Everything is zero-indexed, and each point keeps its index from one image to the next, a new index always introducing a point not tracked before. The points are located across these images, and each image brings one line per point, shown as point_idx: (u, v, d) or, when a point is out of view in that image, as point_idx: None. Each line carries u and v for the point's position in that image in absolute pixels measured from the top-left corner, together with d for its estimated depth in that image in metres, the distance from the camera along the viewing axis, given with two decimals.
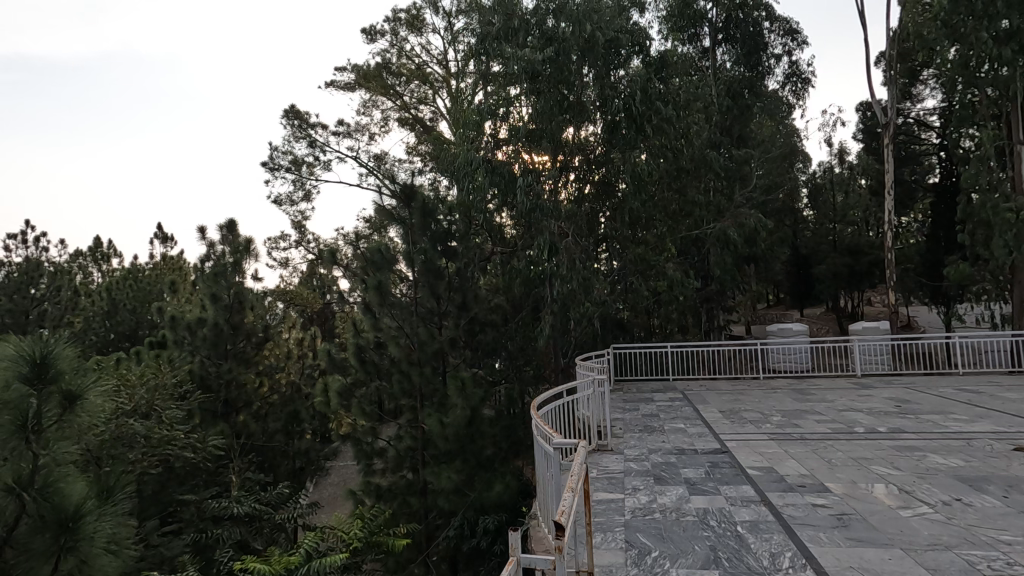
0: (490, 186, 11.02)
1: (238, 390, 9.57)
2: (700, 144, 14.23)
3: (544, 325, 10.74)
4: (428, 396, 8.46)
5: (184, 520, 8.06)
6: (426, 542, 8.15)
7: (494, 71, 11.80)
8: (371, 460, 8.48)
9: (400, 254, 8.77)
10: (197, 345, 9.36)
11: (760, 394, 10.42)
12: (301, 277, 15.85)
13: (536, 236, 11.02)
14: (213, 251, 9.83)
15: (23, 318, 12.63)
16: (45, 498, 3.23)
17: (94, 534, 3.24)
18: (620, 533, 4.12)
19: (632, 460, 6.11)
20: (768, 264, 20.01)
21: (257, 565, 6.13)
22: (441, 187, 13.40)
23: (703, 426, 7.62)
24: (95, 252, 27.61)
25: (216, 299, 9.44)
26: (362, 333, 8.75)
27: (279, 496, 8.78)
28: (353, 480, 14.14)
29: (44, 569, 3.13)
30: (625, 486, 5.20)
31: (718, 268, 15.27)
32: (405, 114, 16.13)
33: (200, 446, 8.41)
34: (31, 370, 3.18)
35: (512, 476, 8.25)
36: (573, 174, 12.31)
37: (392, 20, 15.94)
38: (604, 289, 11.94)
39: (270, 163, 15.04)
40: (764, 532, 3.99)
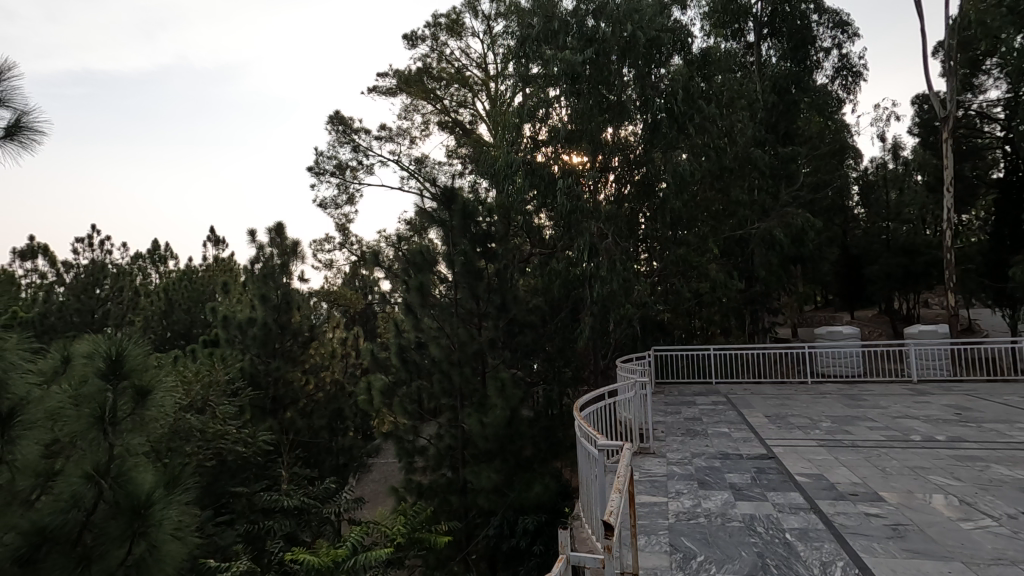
0: (530, 187, 11.13)
1: (286, 388, 9.97)
2: (745, 142, 13.91)
3: (584, 326, 10.69)
4: (467, 396, 8.55)
5: (237, 511, 8.44)
6: (466, 540, 8.25)
7: (534, 74, 11.85)
8: (413, 458, 8.68)
9: (440, 255, 8.92)
10: (248, 344, 9.77)
11: (809, 399, 10.08)
12: (345, 278, 16.26)
13: (576, 237, 11.08)
14: (262, 253, 10.27)
15: (89, 317, 13.41)
16: (120, 485, 3.44)
17: (163, 520, 3.47)
18: (664, 536, 4.10)
19: (674, 463, 6.03)
20: (817, 264, 19.33)
21: (306, 557, 6.31)
22: (480, 189, 13.55)
23: (748, 431, 7.47)
24: (153, 254, 29.17)
25: (265, 299, 9.82)
26: (404, 333, 8.97)
27: (327, 491, 9.13)
28: (394, 477, 14.44)
29: (119, 553, 3.36)
30: (669, 489, 5.15)
31: (763, 270, 14.90)
32: (445, 117, 16.37)
33: (251, 441, 8.78)
34: (106, 366, 3.48)
35: (551, 477, 8.30)
36: (613, 174, 12.19)
37: (433, 26, 16.22)
38: (644, 291, 11.87)
39: (315, 168, 15.57)
40: (814, 540, 3.90)
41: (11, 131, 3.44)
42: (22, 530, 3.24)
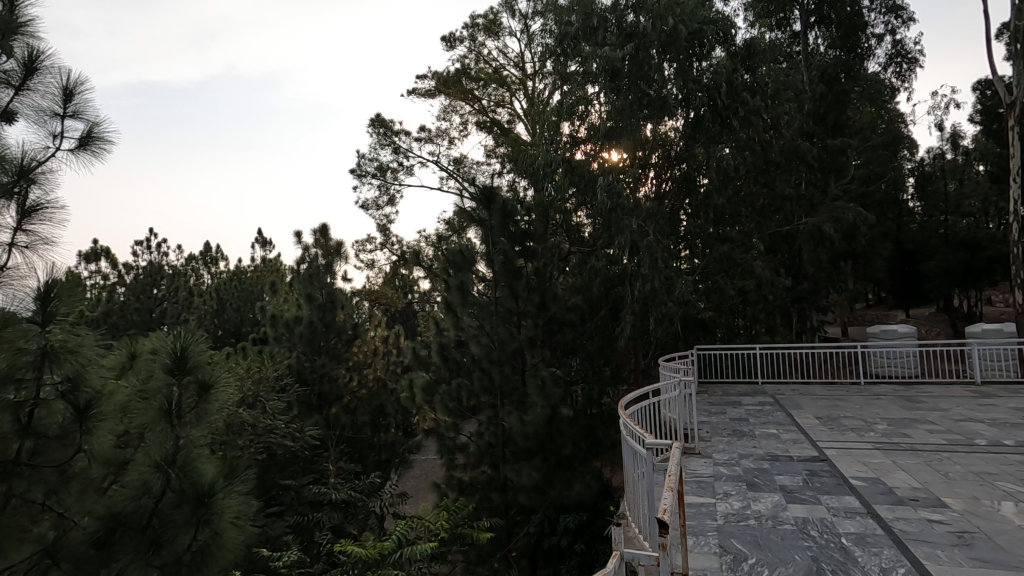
0: (569, 186, 11.10)
1: (331, 384, 10.25)
2: (791, 134, 13.47)
3: (625, 324, 10.55)
4: (507, 394, 8.57)
5: (286, 503, 8.75)
6: (506, 537, 8.32)
7: (572, 71, 11.78)
8: (454, 455, 8.79)
9: (480, 255, 8.96)
10: (295, 342, 10.11)
11: (862, 401, 9.70)
12: (386, 277, 16.55)
13: (616, 234, 10.99)
14: (307, 253, 10.63)
15: (148, 316, 14.16)
16: (185, 476, 3.61)
17: (224, 509, 3.62)
18: (713, 537, 4.04)
19: (721, 464, 5.91)
20: (869, 261, 18.51)
21: (354, 549, 6.49)
22: (519, 188, 13.60)
23: (798, 432, 7.26)
24: (206, 255, 30.50)
25: (311, 299, 10.12)
26: (445, 332, 9.09)
27: (372, 486, 9.32)
28: (435, 474, 14.66)
29: (185, 540, 3.53)
30: (716, 490, 5.06)
31: (812, 267, 14.39)
32: (483, 117, 16.48)
33: (298, 436, 9.08)
34: (172, 362, 3.69)
35: (591, 476, 8.28)
36: (653, 170, 12.14)
37: (470, 27, 16.34)
38: (686, 289, 11.68)
39: (358, 170, 15.96)
40: (872, 546, 3.77)
41: (85, 141, 3.70)
42: (99, 515, 3.46)
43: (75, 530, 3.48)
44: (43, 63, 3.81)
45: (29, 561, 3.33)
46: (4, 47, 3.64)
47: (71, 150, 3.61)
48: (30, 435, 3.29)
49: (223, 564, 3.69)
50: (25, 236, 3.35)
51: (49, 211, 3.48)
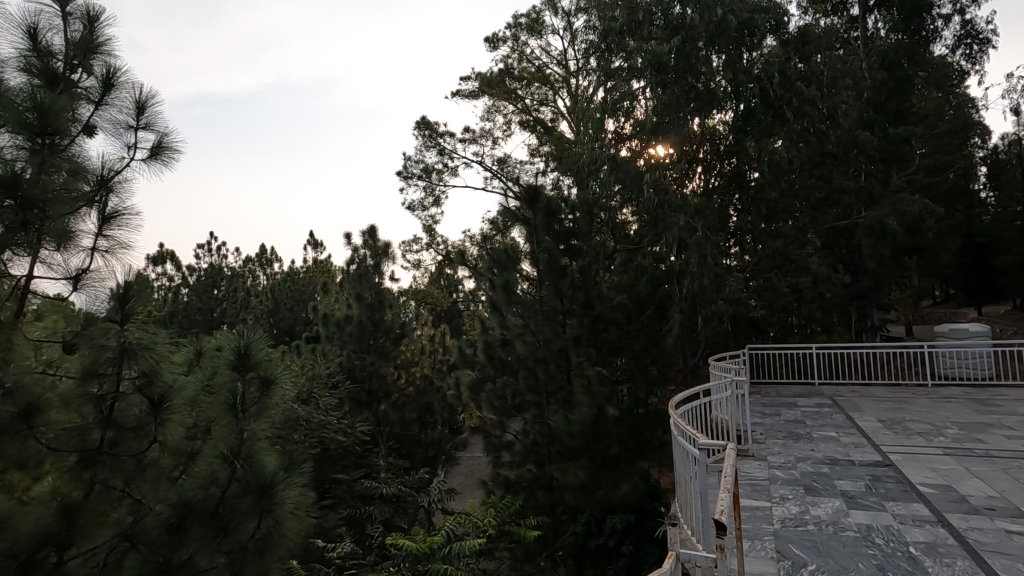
0: (614, 183, 10.97)
1: (380, 381, 10.51)
2: (849, 124, 12.86)
3: (673, 323, 10.33)
4: (553, 393, 8.56)
5: (338, 496, 9.05)
6: (553, 536, 8.33)
7: (617, 67, 11.65)
8: (499, 453, 8.86)
9: (524, 254, 8.98)
10: (345, 340, 10.44)
11: (929, 404, 9.16)
12: (431, 277, 16.81)
13: (663, 231, 10.80)
14: (356, 254, 10.95)
15: (209, 315, 14.93)
16: (248, 467, 3.80)
17: (285, 499, 3.79)
18: (769, 541, 3.93)
19: (777, 467, 5.71)
20: (936, 256, 17.44)
21: (404, 542, 6.65)
22: (563, 186, 13.55)
23: (859, 436, 6.94)
24: (261, 258, 31.84)
25: (360, 299, 10.43)
26: (490, 331, 9.16)
27: (421, 481, 9.46)
28: (481, 471, 14.79)
29: (249, 528, 3.72)
30: (772, 494, 4.90)
31: (872, 262, 13.70)
32: (526, 116, 16.49)
33: (349, 431, 9.38)
34: (236, 359, 3.90)
35: (639, 477, 8.18)
36: (701, 166, 11.86)
37: (513, 26, 16.38)
38: (737, 287, 11.35)
39: (404, 172, 16.29)
40: (944, 556, 3.57)
41: (157, 150, 3.94)
42: (171, 502, 3.68)
43: (150, 515, 3.69)
44: (119, 79, 4.09)
45: (110, 543, 3.54)
46: (85, 65, 3.93)
47: (144, 159, 3.86)
48: (110, 425, 3.53)
49: (283, 552, 3.86)
50: (105, 241, 3.61)
51: (125, 217, 3.73)
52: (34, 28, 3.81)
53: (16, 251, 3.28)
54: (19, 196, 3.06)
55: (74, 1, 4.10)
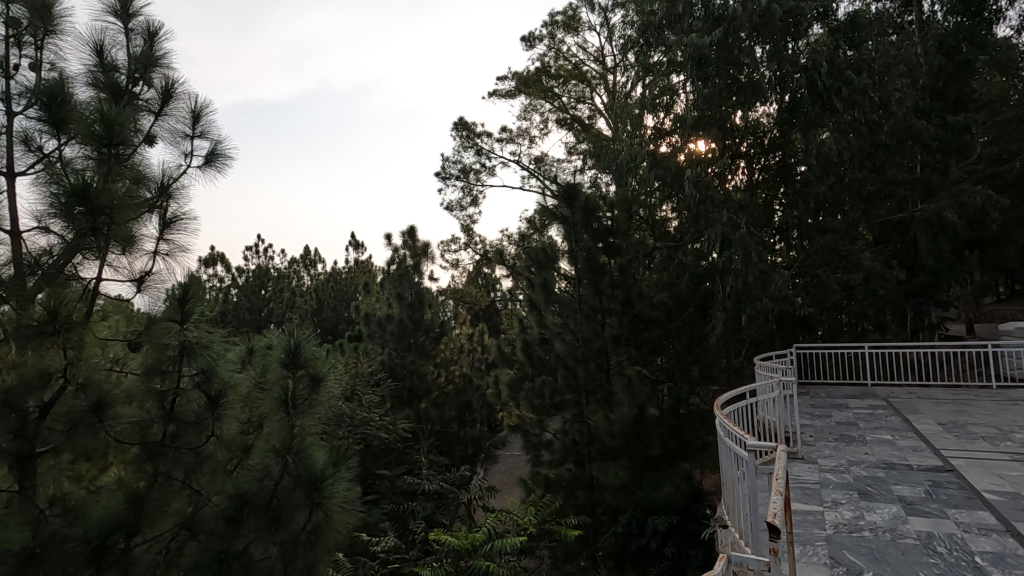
0: (654, 179, 10.82)
1: (420, 379, 10.69)
2: (904, 113, 12.26)
3: (716, 322, 10.08)
4: (593, 392, 8.50)
5: (381, 491, 9.25)
6: (593, 536, 8.27)
7: (655, 62, 11.50)
8: (539, 451, 8.87)
9: (563, 252, 8.94)
10: (387, 339, 10.67)
11: (994, 406, 8.65)
12: (469, 277, 16.94)
13: (704, 228, 10.57)
14: (397, 254, 11.17)
15: (257, 314, 15.52)
16: (299, 461, 3.94)
17: (334, 493, 3.92)
18: (822, 547, 3.81)
19: (829, 471, 5.51)
20: (1001, 250, 16.40)
21: (447, 537, 6.74)
22: (601, 183, 13.44)
23: (917, 439, 6.62)
24: (306, 258, 32.87)
25: (401, 298, 10.65)
26: (529, 329, 9.17)
27: (462, 478, 9.54)
28: (520, 470, 14.82)
29: (300, 521, 3.85)
30: (824, 498, 4.75)
31: (930, 257, 13.02)
32: (563, 114, 16.42)
33: (391, 428, 9.58)
34: (287, 357, 4.05)
35: (681, 478, 8.05)
36: (744, 160, 11.56)
37: (550, 24, 16.34)
38: (783, 284, 11.00)
39: (442, 173, 16.50)
40: (1014, 568, 3.38)
41: (211, 158, 4.13)
42: (228, 494, 3.84)
43: (208, 506, 3.83)
44: (178, 91, 4.30)
45: (172, 532, 3.71)
46: (146, 78, 4.15)
47: (201, 167, 4.05)
48: (172, 419, 3.73)
49: (332, 545, 3.98)
50: (165, 245, 3.80)
51: (184, 222, 3.92)
52: (100, 44, 4.05)
53: (86, 256, 3.50)
54: (88, 204, 3.26)
55: (136, 18, 4.33)
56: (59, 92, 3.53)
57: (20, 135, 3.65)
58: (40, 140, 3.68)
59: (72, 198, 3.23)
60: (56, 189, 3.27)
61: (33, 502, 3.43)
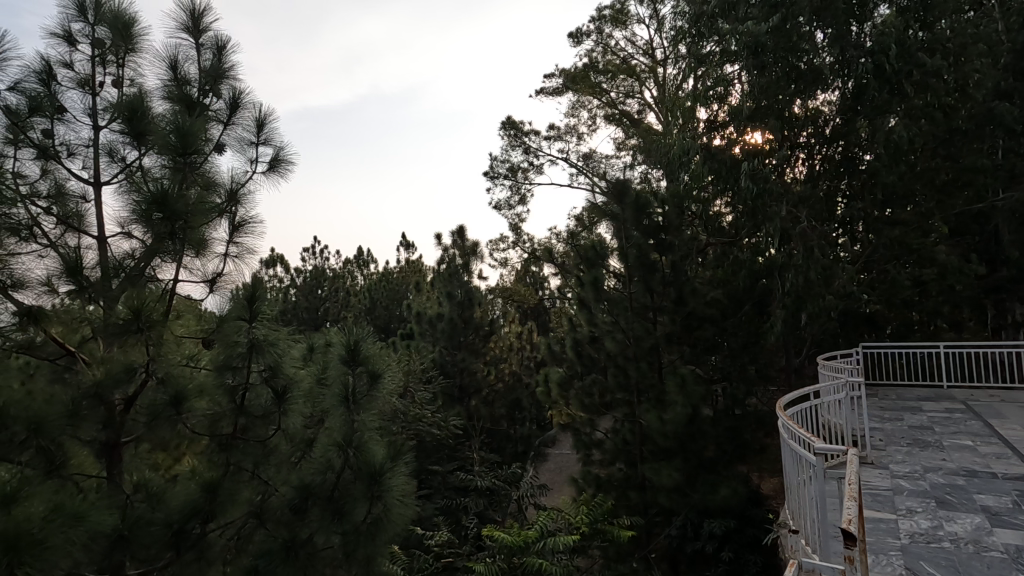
0: (707, 173, 10.52)
1: (471, 377, 10.83)
2: (983, 95, 11.39)
3: (774, 320, 9.70)
4: (644, 391, 8.36)
5: (433, 487, 9.43)
6: (645, 538, 8.13)
7: (708, 52, 11.18)
8: (590, 451, 8.78)
9: (613, 249, 8.83)
10: (438, 337, 10.87)
11: None
12: (518, 275, 17.00)
13: (761, 222, 10.20)
14: (447, 254, 11.36)
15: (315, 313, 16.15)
16: (358, 455, 4.08)
17: (393, 487, 4.04)
18: (897, 557, 3.60)
19: (902, 477, 5.21)
20: None
21: (500, 534, 6.79)
22: (651, 179, 13.20)
23: (1001, 446, 6.16)
24: (360, 258, 33.92)
25: (451, 296, 10.83)
26: (579, 327, 9.12)
27: (513, 475, 9.59)
28: (570, 469, 14.75)
29: (361, 513, 3.99)
30: (898, 505, 4.49)
31: (1014, 250, 12.04)
32: (612, 110, 16.21)
33: (443, 425, 9.75)
34: (347, 355, 4.20)
35: (738, 482, 7.80)
36: (804, 151, 11.08)
37: (597, 19, 16.15)
38: (847, 280, 10.47)
39: (491, 172, 16.64)
40: None
41: (274, 164, 4.32)
42: (293, 485, 4.01)
43: (275, 496, 4.03)
44: (243, 101, 4.52)
45: (242, 519, 3.91)
46: (215, 90, 4.38)
47: (265, 174, 4.25)
48: (242, 413, 3.94)
49: (391, 536, 4.11)
50: (234, 248, 4.01)
51: (251, 225, 4.12)
52: (174, 60, 4.31)
53: (164, 258, 3.73)
54: (166, 209, 3.49)
55: (206, 33, 4.57)
56: (139, 106, 3.78)
57: (106, 147, 3.95)
58: (122, 151, 3.96)
59: (152, 205, 3.47)
60: (137, 196, 3.52)
61: (120, 487, 3.69)
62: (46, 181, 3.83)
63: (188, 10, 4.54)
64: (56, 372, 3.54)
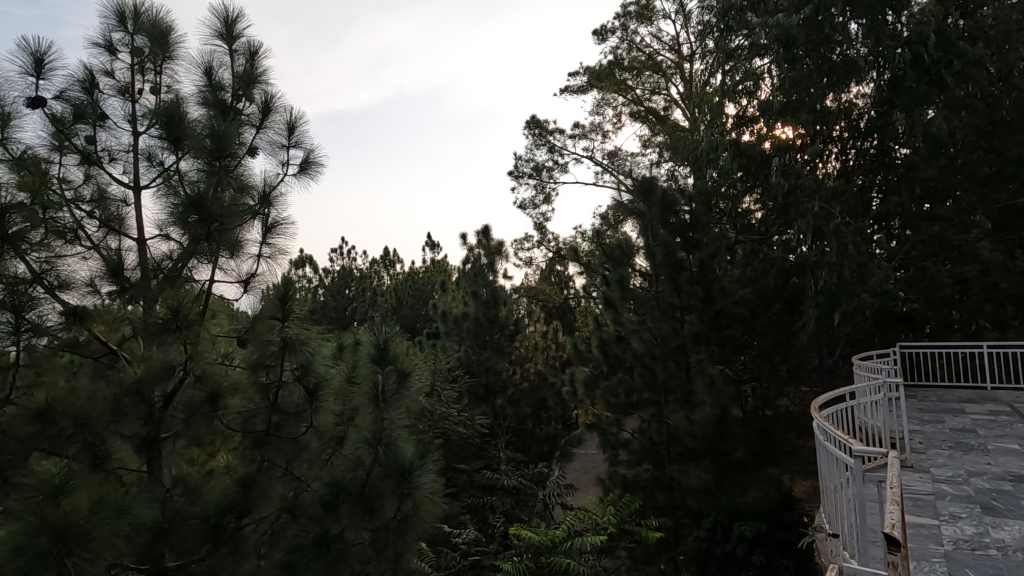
0: (736, 170, 10.32)
1: (496, 376, 10.86)
2: None
3: (807, 319, 9.46)
4: (672, 391, 8.25)
5: (460, 485, 9.49)
6: (674, 540, 8.03)
7: (736, 46, 10.97)
8: (616, 451, 8.71)
9: (640, 248, 8.73)
10: (464, 336, 10.93)
11: None
12: (543, 275, 16.97)
13: (792, 219, 9.96)
14: (472, 253, 11.41)
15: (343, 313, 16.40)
16: (388, 453, 4.12)
17: (422, 484, 4.08)
18: (940, 564, 3.49)
19: (944, 481, 5.03)
20: None
21: (527, 533, 6.79)
22: (678, 176, 13.03)
23: None
24: (387, 258, 34.33)
25: (476, 296, 10.88)
26: (605, 327, 9.05)
27: (540, 475, 9.59)
28: (597, 469, 14.66)
29: (391, 509, 4.03)
30: (940, 511, 4.34)
31: None
32: (637, 107, 16.04)
33: (469, 423, 9.81)
34: (376, 354, 4.25)
35: (770, 484, 7.65)
36: (836, 145, 10.78)
37: (622, 16, 16.01)
38: (883, 278, 10.16)
39: (515, 172, 16.65)
40: None
41: (305, 166, 4.40)
42: (325, 482, 4.08)
43: (308, 492, 4.09)
44: (275, 105, 4.62)
45: (276, 514, 3.99)
46: (247, 95, 4.48)
47: (296, 176, 4.33)
48: (276, 410, 4.03)
49: (420, 533, 4.15)
50: (267, 248, 4.10)
51: (283, 227, 4.21)
52: (209, 66, 4.42)
53: (200, 259, 3.83)
54: (202, 211, 3.59)
55: (239, 39, 4.68)
56: (176, 112, 3.90)
57: (145, 153, 4.08)
58: (160, 155, 4.08)
59: (189, 208, 3.57)
60: (174, 199, 3.62)
61: (160, 481, 3.81)
62: (89, 186, 3.97)
63: (222, 18, 4.65)
64: (98, 370, 3.67)
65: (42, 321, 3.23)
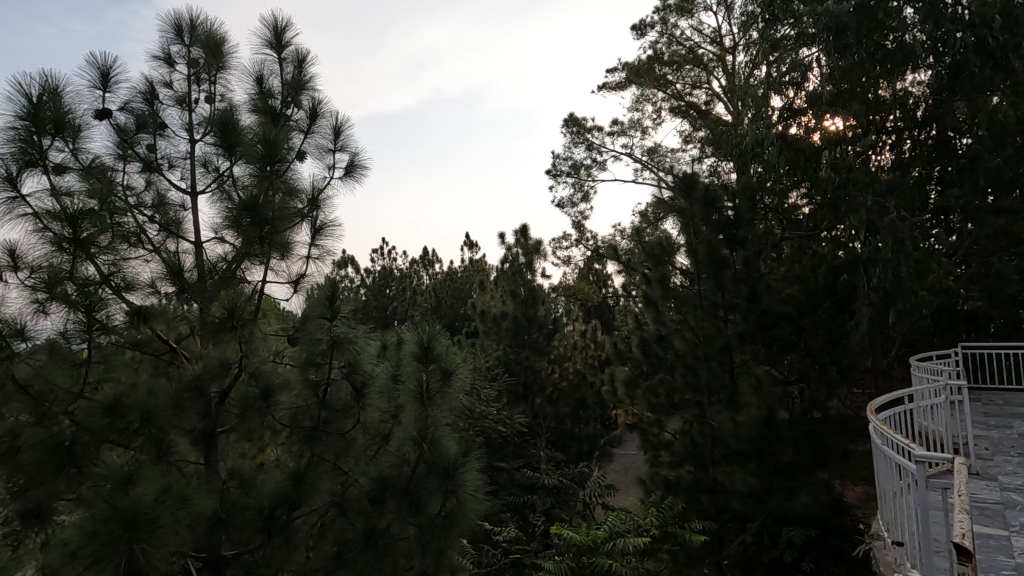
0: (783, 164, 9.97)
1: (535, 375, 10.87)
2: None
3: (859, 318, 9.08)
4: (716, 392, 8.05)
5: (500, 483, 9.54)
6: (719, 544, 7.86)
7: (782, 37, 10.61)
8: (658, 452, 8.57)
9: (681, 246, 8.53)
10: (502, 335, 10.97)
11: None
12: (581, 273, 16.86)
13: (844, 215, 9.58)
14: (510, 253, 11.44)
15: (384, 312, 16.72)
16: (432, 449, 4.19)
17: (466, 481, 4.13)
18: None
19: (1014, 490, 4.74)
20: None
21: (569, 532, 6.79)
22: (720, 171, 12.71)
23: None
24: (425, 258, 34.81)
25: (515, 295, 10.90)
26: (645, 326, 8.92)
27: (580, 474, 9.55)
28: (638, 470, 14.48)
29: (436, 505, 4.10)
30: (1011, 521, 4.10)
31: None
32: (678, 102, 15.74)
33: (508, 422, 9.86)
34: (420, 352, 4.32)
35: (820, 489, 7.39)
36: (891, 136, 10.28)
37: (662, 10, 15.73)
38: (943, 275, 9.65)
39: (553, 170, 16.59)
40: None
41: (350, 169, 4.51)
42: (371, 477, 4.18)
43: (355, 487, 4.18)
44: (322, 110, 4.75)
45: (325, 507, 4.11)
46: (296, 101, 4.62)
47: (342, 178, 4.45)
48: (325, 407, 4.16)
49: (464, 529, 4.20)
50: (316, 249, 4.23)
51: (331, 228, 4.33)
52: (260, 75, 4.59)
53: (253, 261, 3.99)
54: (256, 215, 3.74)
55: (287, 48, 4.84)
56: (230, 119, 4.07)
57: (201, 159, 4.27)
58: (215, 162, 4.26)
59: (243, 212, 3.73)
60: (230, 203, 3.79)
61: (216, 474, 3.98)
62: (150, 192, 4.18)
63: (272, 28, 4.83)
64: (159, 367, 3.86)
65: (109, 321, 3.41)
